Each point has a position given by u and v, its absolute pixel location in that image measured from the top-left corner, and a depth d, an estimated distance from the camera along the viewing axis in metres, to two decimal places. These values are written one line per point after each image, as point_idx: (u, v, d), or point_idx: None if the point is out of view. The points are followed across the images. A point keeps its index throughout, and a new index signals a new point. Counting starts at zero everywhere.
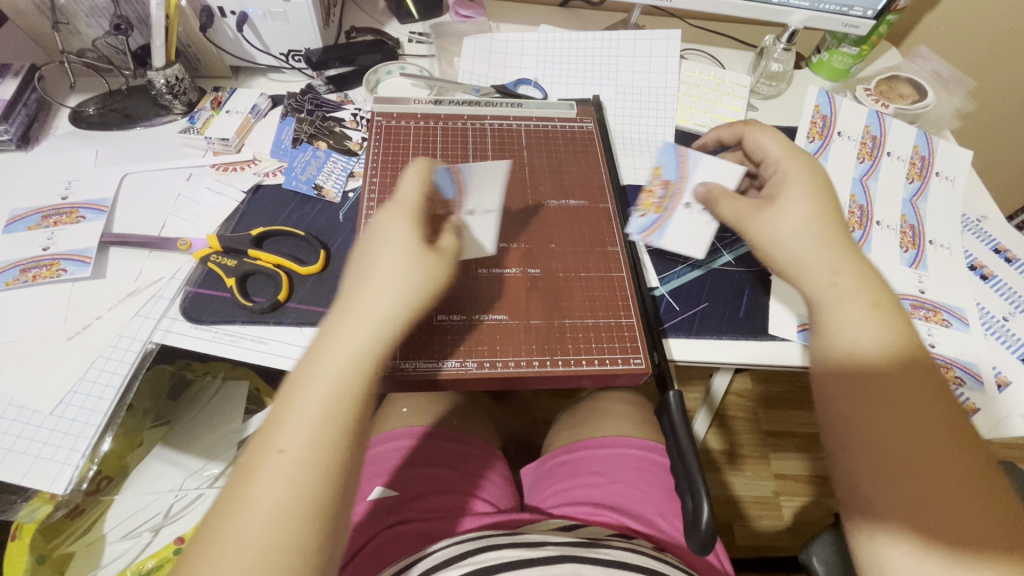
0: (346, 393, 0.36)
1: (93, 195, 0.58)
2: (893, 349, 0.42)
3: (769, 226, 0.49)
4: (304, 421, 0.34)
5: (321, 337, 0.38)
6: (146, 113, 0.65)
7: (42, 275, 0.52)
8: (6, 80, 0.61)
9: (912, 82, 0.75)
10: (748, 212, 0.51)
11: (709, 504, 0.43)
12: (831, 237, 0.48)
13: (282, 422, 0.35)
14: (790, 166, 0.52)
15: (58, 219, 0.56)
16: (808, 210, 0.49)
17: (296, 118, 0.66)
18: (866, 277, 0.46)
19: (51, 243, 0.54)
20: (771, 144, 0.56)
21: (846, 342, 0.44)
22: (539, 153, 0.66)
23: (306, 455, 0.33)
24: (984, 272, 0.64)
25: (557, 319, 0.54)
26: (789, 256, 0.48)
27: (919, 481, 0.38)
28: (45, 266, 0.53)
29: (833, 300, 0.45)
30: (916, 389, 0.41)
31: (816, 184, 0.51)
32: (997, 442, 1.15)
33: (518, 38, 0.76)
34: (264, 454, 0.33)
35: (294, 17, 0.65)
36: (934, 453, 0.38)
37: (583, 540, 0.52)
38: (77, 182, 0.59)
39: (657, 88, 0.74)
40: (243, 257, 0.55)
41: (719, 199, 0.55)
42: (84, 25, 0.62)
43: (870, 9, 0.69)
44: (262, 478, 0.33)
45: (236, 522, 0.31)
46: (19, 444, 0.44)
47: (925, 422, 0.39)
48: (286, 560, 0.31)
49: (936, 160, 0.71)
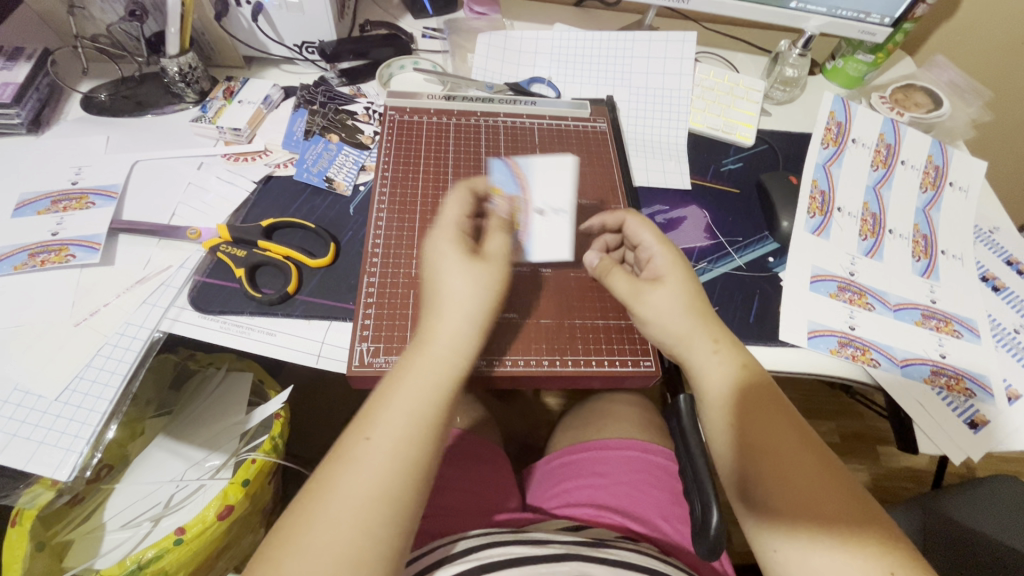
0: (414, 416, 0.41)
1: (103, 181, 0.57)
2: (760, 396, 0.46)
3: (653, 305, 0.48)
4: (391, 423, 0.40)
5: (399, 368, 0.43)
6: (158, 101, 0.65)
7: (50, 260, 0.52)
8: (18, 64, 0.61)
9: (927, 91, 0.74)
10: (642, 288, 0.49)
11: (719, 510, 0.42)
12: (700, 309, 0.48)
13: (368, 421, 0.41)
14: (659, 248, 0.51)
15: (68, 205, 0.55)
16: (676, 284, 0.49)
17: (309, 110, 0.66)
18: (736, 341, 0.48)
19: (61, 229, 0.54)
20: (642, 231, 0.52)
21: (721, 403, 0.46)
22: (551, 151, 0.65)
23: (388, 451, 0.39)
24: (996, 284, 0.64)
25: (567, 319, 0.53)
26: (673, 330, 0.48)
27: (801, 504, 0.41)
28: (54, 251, 0.52)
29: (706, 365, 0.47)
30: (785, 422, 0.45)
31: (677, 258, 0.50)
32: (997, 455, 1.15)
33: (533, 37, 0.76)
34: (356, 443, 0.40)
35: (310, 9, 0.65)
36: (809, 477, 0.42)
37: (589, 540, 0.52)
38: (88, 169, 0.58)
39: (671, 90, 0.73)
40: (253, 248, 0.55)
41: (610, 271, 0.50)
42: (99, 11, 0.61)
43: (888, 17, 0.69)
44: (345, 472, 0.38)
45: (311, 528, 0.36)
46: (26, 429, 0.44)
47: (794, 457, 0.43)
48: (362, 548, 0.36)
49: (950, 169, 0.71)
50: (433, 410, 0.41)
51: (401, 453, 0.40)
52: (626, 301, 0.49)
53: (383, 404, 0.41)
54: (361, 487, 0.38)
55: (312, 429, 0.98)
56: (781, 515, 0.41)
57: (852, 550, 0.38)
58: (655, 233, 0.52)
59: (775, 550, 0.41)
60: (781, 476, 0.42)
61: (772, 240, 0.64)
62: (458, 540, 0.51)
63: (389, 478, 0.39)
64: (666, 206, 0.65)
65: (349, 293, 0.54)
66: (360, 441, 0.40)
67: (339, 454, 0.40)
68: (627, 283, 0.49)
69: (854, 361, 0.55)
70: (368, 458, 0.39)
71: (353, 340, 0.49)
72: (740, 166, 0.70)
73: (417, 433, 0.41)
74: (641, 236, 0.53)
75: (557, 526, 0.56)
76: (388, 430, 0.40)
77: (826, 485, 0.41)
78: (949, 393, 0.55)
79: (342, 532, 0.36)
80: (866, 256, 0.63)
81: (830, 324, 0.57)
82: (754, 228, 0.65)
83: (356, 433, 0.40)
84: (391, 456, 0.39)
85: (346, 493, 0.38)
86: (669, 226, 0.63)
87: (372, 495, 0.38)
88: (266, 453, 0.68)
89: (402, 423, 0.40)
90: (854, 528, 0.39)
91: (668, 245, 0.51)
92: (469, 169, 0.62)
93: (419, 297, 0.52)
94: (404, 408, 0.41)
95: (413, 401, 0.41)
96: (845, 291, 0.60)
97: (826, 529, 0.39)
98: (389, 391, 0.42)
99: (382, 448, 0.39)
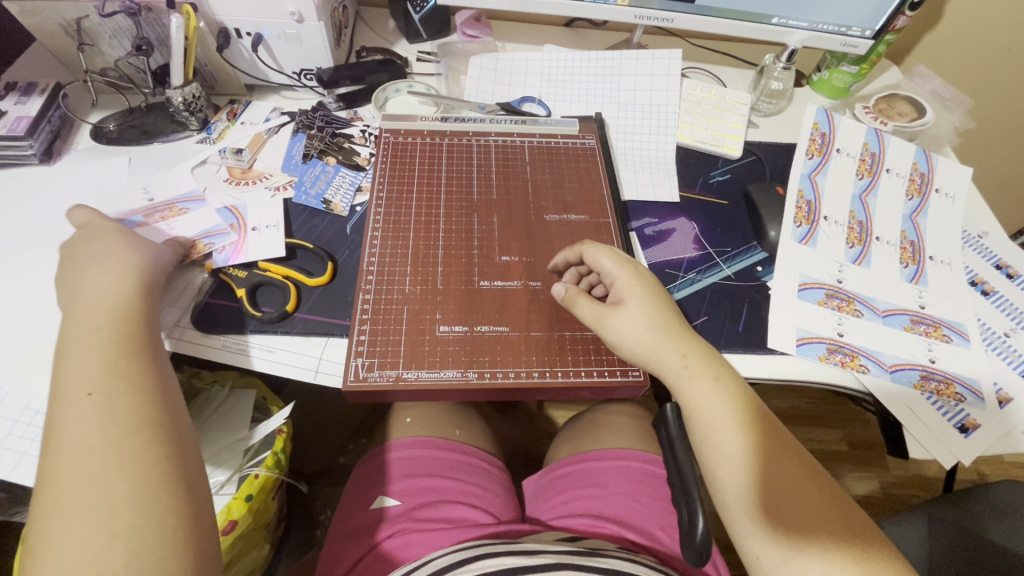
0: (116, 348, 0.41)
1: (178, 191, 0.62)
2: (741, 409, 0.47)
3: (620, 328, 0.49)
4: (96, 373, 0.39)
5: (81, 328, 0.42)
6: (164, 129, 0.67)
7: (168, 215, 0.59)
8: (33, 98, 0.64)
9: (910, 100, 0.76)
10: (603, 313, 0.50)
11: (704, 515, 0.43)
12: (666, 326, 0.49)
13: (89, 378, 0.39)
14: (617, 270, 0.52)
15: (163, 215, 0.59)
16: (637, 304, 0.50)
17: (307, 134, 0.68)
18: (709, 353, 0.49)
19: (154, 195, 0.61)
20: (600, 256, 0.53)
21: (703, 416, 0.47)
22: (541, 168, 0.67)
23: (110, 397, 0.38)
24: (985, 288, 0.64)
25: (557, 331, 0.54)
26: (642, 350, 0.49)
27: (783, 514, 0.43)
28: (165, 210, 0.60)
29: (684, 379, 0.48)
30: (765, 434, 0.46)
31: (635, 277, 0.52)
32: (1006, 462, 1.14)
33: (523, 58, 0.79)
34: (73, 401, 0.38)
35: (307, 38, 0.68)
36: (788, 487, 0.44)
37: (582, 550, 0.52)
38: (155, 185, 0.62)
39: (658, 106, 0.75)
40: (253, 269, 0.57)
41: (575, 300, 0.51)
42: (108, 46, 0.65)
43: (868, 29, 0.71)
44: (72, 431, 0.36)
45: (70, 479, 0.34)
46: (35, 446, 0.46)
47: (774, 465, 0.45)
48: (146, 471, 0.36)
49: (936, 177, 0.72)
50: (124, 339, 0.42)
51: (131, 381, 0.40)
52: (592, 326, 0.50)
53: (71, 375, 0.39)
54: (87, 438, 0.36)
55: (318, 443, 1.00)
56: (764, 524, 0.43)
57: (831, 556, 0.41)
58: (612, 256, 0.53)
59: (758, 557, 0.44)
60: (762, 487, 0.44)
61: (761, 250, 0.65)
62: (454, 552, 0.52)
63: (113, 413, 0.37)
64: (655, 218, 0.67)
65: (345, 310, 0.56)
66: (68, 397, 0.38)
67: (55, 430, 0.37)
68: (591, 308, 0.50)
69: (843, 367, 0.56)
70: (77, 412, 0.37)
71: (349, 355, 0.51)
72: (728, 178, 0.72)
73: (132, 364, 0.41)
74: (599, 262, 0.53)
75: (554, 537, 0.57)
76: (96, 380, 0.39)
77: (804, 492, 0.44)
78: (939, 398, 0.55)
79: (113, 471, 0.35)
80: (853, 264, 0.64)
81: (819, 331, 0.58)
82: (742, 238, 0.66)
83: (71, 395, 0.38)
84: (112, 396, 0.38)
85: (78, 453, 0.35)
86: (658, 239, 0.65)
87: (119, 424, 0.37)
88: (269, 469, 0.71)
89: (102, 367, 0.40)
90: (831, 534, 0.42)
91: (626, 266, 0.53)
92: (459, 186, 0.64)
93: (412, 313, 0.54)
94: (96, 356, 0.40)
95: (105, 338, 0.42)
96: (833, 299, 0.61)
97: (805, 536, 0.42)
98: (73, 342, 0.42)
99: (103, 394, 0.38)
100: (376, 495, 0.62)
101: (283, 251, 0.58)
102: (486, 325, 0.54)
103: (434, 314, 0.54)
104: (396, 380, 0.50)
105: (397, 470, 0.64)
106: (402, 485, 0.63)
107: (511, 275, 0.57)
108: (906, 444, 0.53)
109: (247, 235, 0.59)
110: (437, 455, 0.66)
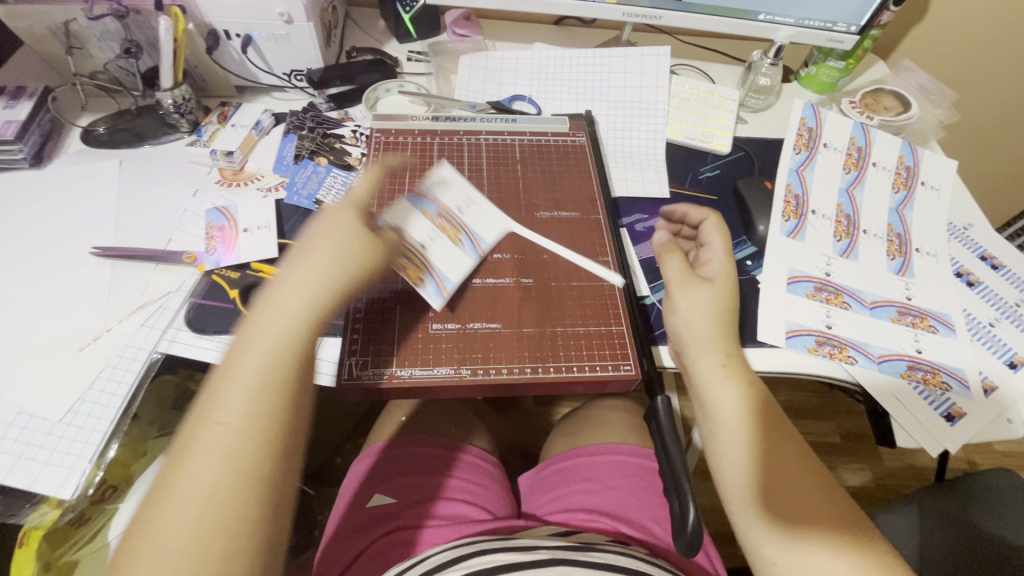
0: (265, 380, 0.37)
1: (478, 223, 0.60)
2: (758, 410, 0.48)
3: (688, 302, 0.52)
4: (234, 401, 0.36)
5: (241, 329, 0.39)
6: (154, 132, 0.66)
7: (448, 231, 0.59)
8: (21, 102, 0.63)
9: (896, 94, 0.77)
10: (685, 283, 0.53)
11: (694, 505, 0.44)
12: (723, 321, 0.51)
13: (218, 403, 0.36)
14: (721, 255, 0.55)
15: (446, 226, 0.59)
16: (717, 292, 0.52)
17: (298, 135, 0.68)
18: (740, 358, 0.50)
19: (429, 243, 0.57)
20: (714, 236, 0.56)
21: (720, 415, 0.48)
22: (532, 166, 0.68)
23: (239, 431, 0.35)
24: (971, 279, 0.65)
25: (548, 327, 0.55)
26: (696, 333, 0.51)
27: (796, 514, 0.43)
28: (451, 226, 0.59)
29: (710, 377, 0.49)
30: (780, 436, 0.47)
31: (728, 271, 0.54)
32: (996, 451, 1.16)
33: (513, 57, 0.79)
34: (205, 426, 0.35)
35: (296, 39, 0.68)
36: (800, 487, 0.44)
37: (577, 544, 0.53)
38: (473, 203, 0.62)
39: (648, 102, 0.76)
40: (246, 270, 0.57)
41: (666, 256, 0.56)
42: (96, 49, 0.65)
43: (854, 25, 0.71)
44: (194, 457, 0.34)
45: (166, 510, 0.33)
46: (30, 450, 0.46)
47: (788, 466, 0.45)
48: (234, 525, 0.33)
49: (921, 170, 0.73)
50: (278, 367, 0.38)
51: (257, 424, 0.36)
52: (673, 281, 0.54)
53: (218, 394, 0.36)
54: (206, 476, 0.34)
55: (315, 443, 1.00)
56: (779, 523, 0.43)
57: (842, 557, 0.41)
58: (723, 241, 0.56)
59: (773, 561, 0.43)
60: (777, 486, 0.45)
61: (750, 244, 0.66)
62: (452, 549, 0.52)
63: (235, 456, 0.35)
64: (646, 214, 0.67)
65: None
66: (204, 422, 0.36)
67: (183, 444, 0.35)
68: (679, 268, 0.54)
69: (832, 359, 0.57)
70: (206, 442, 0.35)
71: (342, 354, 0.51)
72: (717, 173, 0.73)
73: (266, 410, 0.37)
74: (710, 241, 0.56)
75: (549, 532, 0.57)
76: (235, 408, 0.36)
77: (815, 494, 0.44)
78: (925, 387, 0.56)
79: (196, 519, 0.33)
80: (841, 257, 0.64)
81: (807, 324, 0.59)
82: (731, 233, 0.67)
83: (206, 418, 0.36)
84: (242, 438, 0.35)
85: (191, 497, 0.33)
86: (649, 234, 0.65)
87: (233, 471, 0.34)
88: None
89: (247, 393, 0.36)
90: (843, 535, 0.42)
91: (730, 258, 0.55)
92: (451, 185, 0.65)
93: (404, 311, 0.54)
94: (246, 381, 0.37)
95: (268, 364, 0.38)
96: (821, 292, 0.61)
97: (819, 537, 0.42)
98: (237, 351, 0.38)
99: (236, 427, 0.35)
100: (372, 493, 0.63)
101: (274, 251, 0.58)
102: (477, 322, 0.54)
103: (426, 312, 0.54)
104: (389, 378, 0.50)
105: (392, 468, 0.65)
106: (398, 483, 0.63)
107: (502, 272, 0.58)
108: (893, 434, 0.54)
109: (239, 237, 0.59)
110: (432, 452, 0.66)
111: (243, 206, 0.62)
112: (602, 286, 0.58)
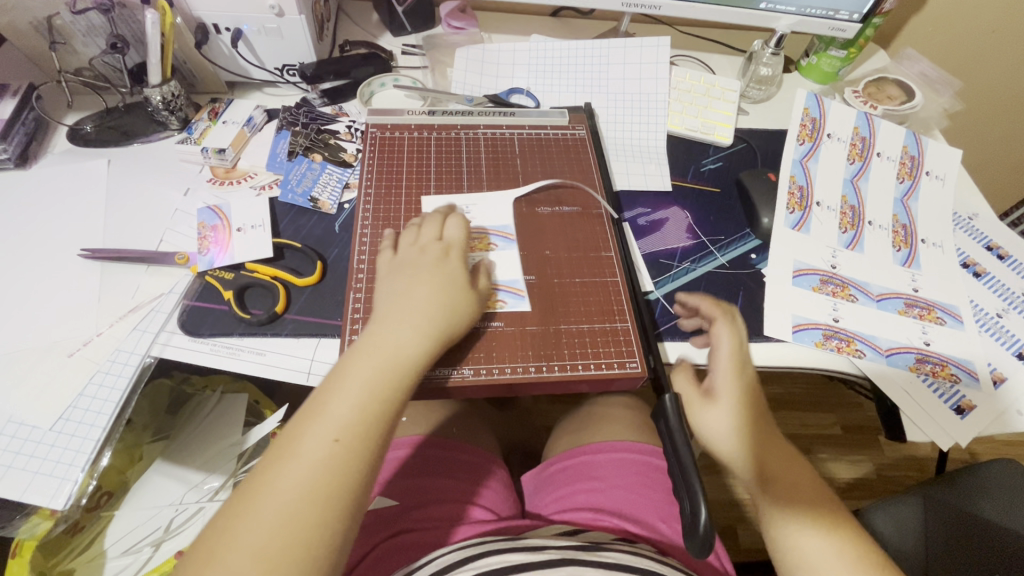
0: (366, 414, 0.38)
1: (496, 220, 0.60)
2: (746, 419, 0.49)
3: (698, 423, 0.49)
4: (341, 415, 0.38)
5: (349, 358, 0.41)
6: (143, 130, 0.65)
7: (478, 246, 0.58)
8: (5, 100, 0.61)
9: (899, 83, 0.76)
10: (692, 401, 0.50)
11: (706, 505, 0.43)
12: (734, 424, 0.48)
13: (322, 411, 0.38)
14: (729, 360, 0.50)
15: (474, 245, 0.58)
16: (725, 405, 0.48)
17: (291, 131, 0.66)
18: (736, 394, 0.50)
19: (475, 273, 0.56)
20: (722, 344, 0.51)
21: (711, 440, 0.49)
22: (532, 160, 0.66)
23: (345, 449, 0.37)
24: (978, 269, 0.64)
25: (552, 325, 0.54)
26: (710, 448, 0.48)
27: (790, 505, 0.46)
28: (478, 240, 0.58)
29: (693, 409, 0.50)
30: (770, 442, 0.49)
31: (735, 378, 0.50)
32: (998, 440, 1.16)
33: (510, 49, 0.77)
34: (315, 430, 0.37)
35: (288, 32, 0.66)
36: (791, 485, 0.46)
37: (585, 544, 0.52)
38: (477, 206, 0.61)
39: (648, 94, 0.75)
40: (240, 270, 0.56)
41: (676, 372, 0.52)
42: (81, 45, 0.63)
43: (856, 13, 0.70)
44: (293, 460, 0.35)
45: (262, 499, 0.34)
46: (20, 459, 0.45)
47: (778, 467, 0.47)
48: (315, 537, 0.34)
49: (926, 159, 0.72)
50: (384, 385, 0.40)
51: (364, 436, 0.38)
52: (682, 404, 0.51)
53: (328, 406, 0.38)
54: (298, 480, 0.35)
55: None
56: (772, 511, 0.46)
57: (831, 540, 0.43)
58: (733, 345, 0.50)
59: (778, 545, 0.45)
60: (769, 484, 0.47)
61: (754, 237, 0.65)
62: (458, 551, 0.51)
63: (331, 467, 0.36)
64: (648, 208, 0.66)
65: (336, 310, 0.54)
66: (312, 429, 0.37)
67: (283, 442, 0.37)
68: (688, 387, 0.51)
69: (839, 353, 0.56)
70: (313, 448, 0.36)
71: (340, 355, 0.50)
72: (720, 166, 0.71)
73: (360, 430, 0.38)
74: (719, 347, 0.51)
75: (555, 531, 0.56)
76: (343, 423, 0.37)
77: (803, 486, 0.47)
78: (934, 379, 0.55)
79: (289, 512, 0.34)
80: (847, 249, 0.64)
81: (814, 317, 0.58)
82: (735, 226, 0.66)
83: (315, 421, 0.37)
84: (343, 459, 0.36)
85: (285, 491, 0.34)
86: (652, 229, 0.64)
87: (324, 482, 0.35)
88: None
89: (353, 413, 0.38)
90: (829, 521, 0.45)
91: (737, 366, 0.50)
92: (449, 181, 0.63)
93: None
94: (353, 399, 0.39)
95: (379, 391, 0.40)
96: (827, 284, 0.61)
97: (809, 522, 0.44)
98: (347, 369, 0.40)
99: (347, 443, 0.37)
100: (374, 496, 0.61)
101: (270, 251, 0.57)
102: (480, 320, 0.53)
103: None
104: None
105: (393, 470, 0.64)
106: (400, 485, 0.62)
107: (504, 269, 0.56)
108: (903, 427, 0.53)
109: (233, 236, 0.57)
110: (434, 453, 0.65)
111: (237, 204, 0.60)
112: (606, 282, 0.57)
